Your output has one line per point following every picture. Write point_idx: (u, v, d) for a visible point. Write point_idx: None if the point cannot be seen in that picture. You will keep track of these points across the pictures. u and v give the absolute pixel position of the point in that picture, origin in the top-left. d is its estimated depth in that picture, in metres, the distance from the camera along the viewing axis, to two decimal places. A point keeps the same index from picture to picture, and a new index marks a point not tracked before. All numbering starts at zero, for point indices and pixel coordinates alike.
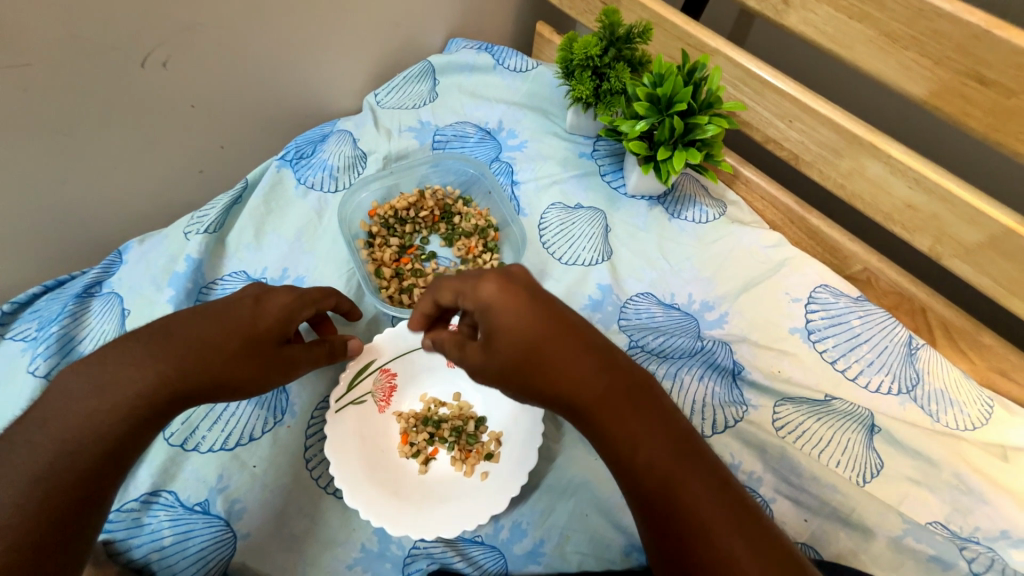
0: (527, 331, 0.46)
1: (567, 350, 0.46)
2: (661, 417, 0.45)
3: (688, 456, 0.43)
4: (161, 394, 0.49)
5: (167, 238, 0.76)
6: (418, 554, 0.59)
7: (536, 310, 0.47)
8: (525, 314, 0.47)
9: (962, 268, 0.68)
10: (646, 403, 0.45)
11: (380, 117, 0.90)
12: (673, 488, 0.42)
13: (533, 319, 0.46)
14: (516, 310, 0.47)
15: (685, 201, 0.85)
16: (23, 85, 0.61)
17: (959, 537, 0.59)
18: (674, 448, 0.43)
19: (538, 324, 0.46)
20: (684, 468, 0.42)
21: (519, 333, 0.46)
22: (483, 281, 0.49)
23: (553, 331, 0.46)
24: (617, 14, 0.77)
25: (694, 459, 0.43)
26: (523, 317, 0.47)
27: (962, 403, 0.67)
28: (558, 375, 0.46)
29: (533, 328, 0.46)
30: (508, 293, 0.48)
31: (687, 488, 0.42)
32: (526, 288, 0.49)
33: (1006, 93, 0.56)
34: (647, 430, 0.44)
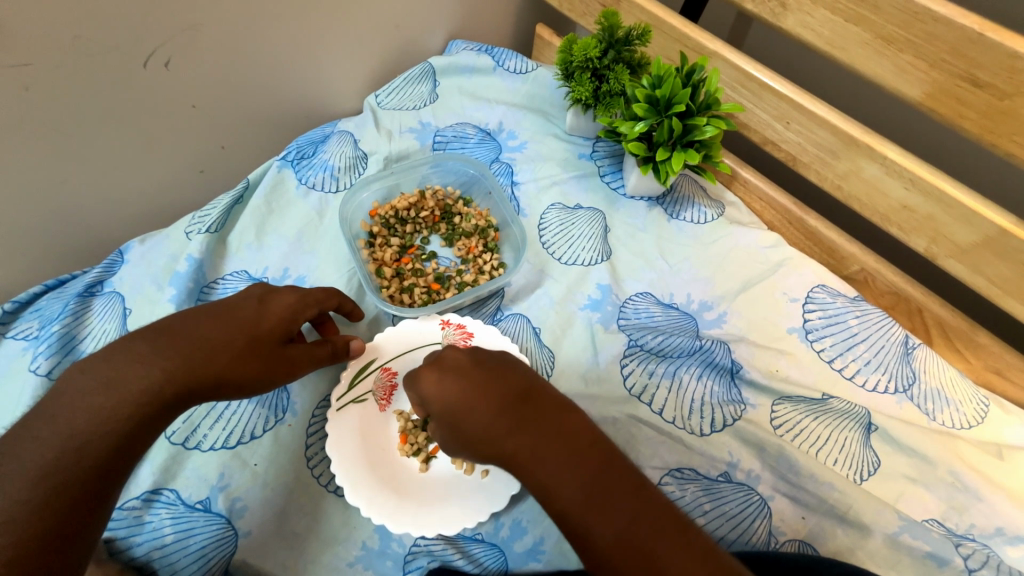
0: (455, 409, 0.53)
1: (487, 416, 0.51)
2: (579, 460, 0.46)
3: (605, 496, 0.44)
4: (167, 391, 0.50)
5: (169, 238, 0.77)
6: (419, 552, 0.59)
7: (459, 387, 0.54)
8: (451, 393, 0.53)
9: (957, 268, 0.69)
10: (565, 448, 0.47)
11: (381, 118, 0.91)
12: (592, 530, 0.43)
13: (458, 397, 0.53)
14: (441, 388, 0.54)
15: (683, 201, 0.85)
16: (25, 84, 0.61)
17: (955, 534, 0.59)
18: (587, 489, 0.45)
19: (461, 400, 0.53)
20: (597, 510, 0.44)
21: (450, 412, 0.53)
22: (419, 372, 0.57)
23: (476, 403, 0.52)
24: (617, 16, 0.78)
25: (609, 496, 0.44)
26: (450, 399, 0.53)
27: (958, 402, 0.68)
28: (486, 442, 0.50)
29: (457, 407, 0.53)
30: (434, 376, 0.55)
31: (602, 529, 0.43)
32: (454, 367, 0.56)
33: (999, 95, 0.57)
34: (562, 474, 0.46)
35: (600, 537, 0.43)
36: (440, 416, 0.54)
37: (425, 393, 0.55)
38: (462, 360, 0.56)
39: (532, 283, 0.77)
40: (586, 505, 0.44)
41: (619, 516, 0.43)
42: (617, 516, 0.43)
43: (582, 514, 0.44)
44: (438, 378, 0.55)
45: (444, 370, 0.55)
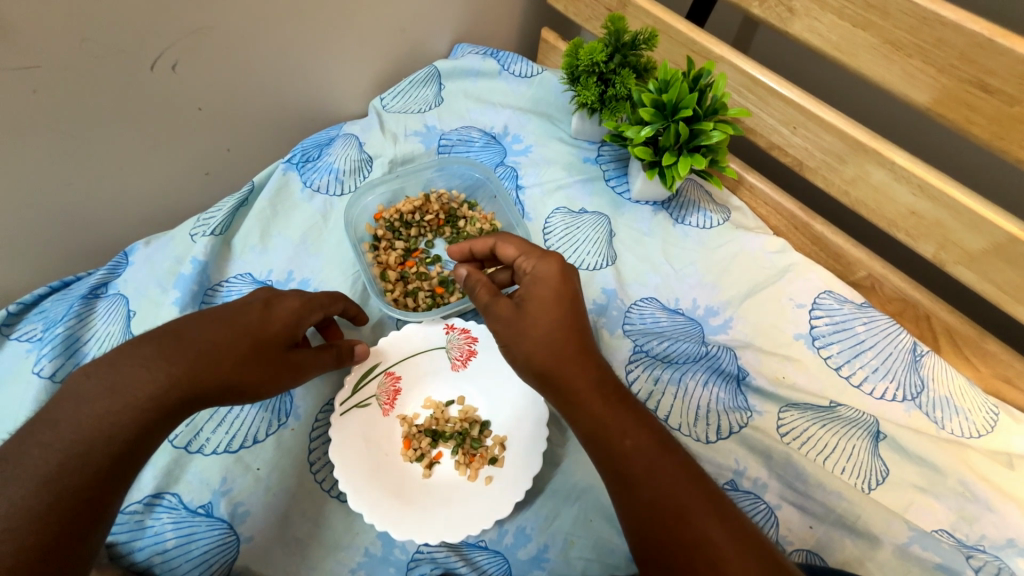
0: (560, 310, 0.54)
1: (584, 339, 0.54)
2: (644, 420, 0.51)
3: (668, 454, 0.49)
4: (173, 396, 0.50)
5: (173, 240, 0.77)
6: (422, 559, 0.59)
7: (573, 298, 0.55)
8: (563, 298, 0.54)
9: (966, 274, 0.68)
10: (628, 405, 0.51)
11: (386, 121, 0.90)
12: (653, 478, 0.47)
13: (566, 303, 0.54)
14: (562, 282, 0.55)
15: (689, 206, 0.85)
16: (33, 87, 0.61)
17: (964, 545, 0.59)
18: (656, 444, 0.49)
19: (567, 308, 0.54)
20: (662, 464, 0.48)
21: (554, 308, 0.54)
22: (544, 257, 0.57)
23: (576, 323, 0.54)
24: (623, 21, 0.78)
25: (674, 459, 0.49)
26: (558, 300, 0.54)
27: (967, 411, 0.67)
28: (569, 360, 0.52)
29: (563, 309, 0.54)
30: (563, 271, 0.56)
31: (665, 478, 0.47)
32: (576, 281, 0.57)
33: (1010, 102, 0.57)
34: (633, 427, 0.50)
35: (662, 486, 0.47)
36: (537, 303, 0.54)
37: (540, 277, 0.55)
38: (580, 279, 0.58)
39: None
40: (654, 458, 0.48)
41: (682, 472, 0.48)
42: (680, 473, 0.47)
43: (646, 465, 0.48)
44: (561, 276, 0.55)
45: (570, 276, 0.55)
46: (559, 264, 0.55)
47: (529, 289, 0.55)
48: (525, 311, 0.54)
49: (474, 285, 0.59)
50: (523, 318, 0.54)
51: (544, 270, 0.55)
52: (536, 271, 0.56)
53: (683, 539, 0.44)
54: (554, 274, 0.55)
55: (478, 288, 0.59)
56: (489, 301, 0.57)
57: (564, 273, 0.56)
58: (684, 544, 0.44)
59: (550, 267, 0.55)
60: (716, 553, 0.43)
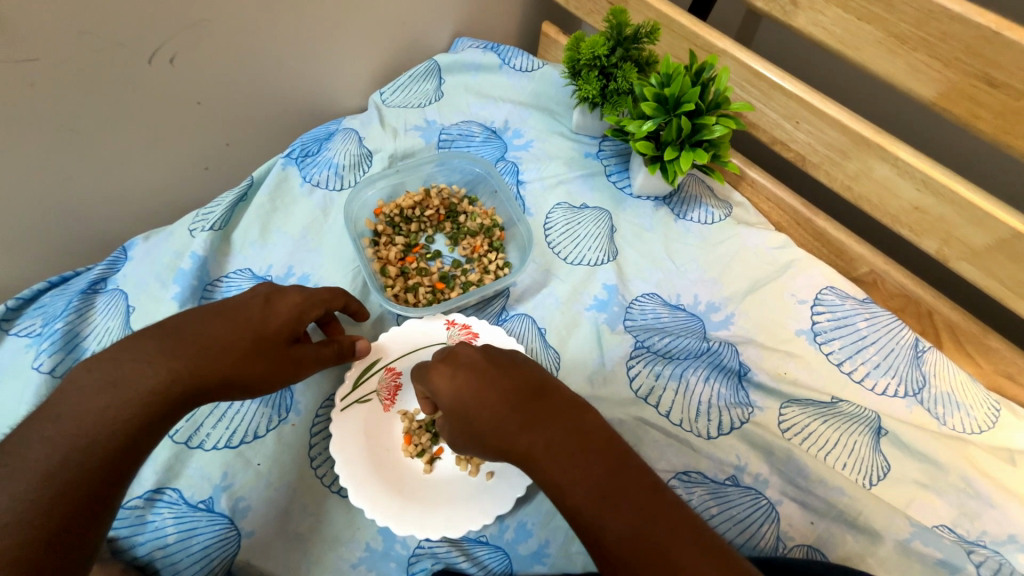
0: (477, 407, 0.51)
1: (513, 413, 0.49)
2: (591, 459, 0.46)
3: (616, 495, 0.43)
4: (174, 391, 0.49)
5: (173, 235, 0.76)
6: (423, 554, 0.59)
7: (482, 387, 0.51)
8: (471, 390, 0.52)
9: (969, 270, 0.68)
10: (578, 442, 0.47)
11: (386, 116, 0.90)
12: (602, 528, 0.43)
13: (474, 393, 0.51)
14: (452, 382, 0.53)
15: (690, 201, 0.84)
16: (30, 79, 0.61)
17: (966, 541, 0.59)
18: (602, 486, 0.44)
19: (480, 401, 0.51)
20: (618, 506, 0.43)
21: (472, 412, 0.51)
22: (434, 368, 0.55)
23: (497, 396, 0.50)
24: (625, 14, 0.77)
25: (621, 498, 0.43)
26: (465, 397, 0.51)
27: (968, 407, 0.67)
28: (505, 439, 0.49)
29: (480, 408, 0.51)
30: (446, 371, 0.54)
31: (614, 527, 0.42)
32: (477, 365, 0.54)
33: (1016, 95, 0.56)
34: (576, 473, 0.45)
35: (612, 536, 0.42)
36: (459, 415, 0.52)
37: (440, 389, 0.53)
38: (481, 358, 0.54)
39: (538, 283, 0.77)
40: (602, 505, 0.43)
41: (632, 515, 0.42)
42: (640, 513, 0.42)
43: (600, 512, 0.43)
44: (460, 378, 0.53)
45: (462, 368, 0.53)
46: (449, 371, 0.53)
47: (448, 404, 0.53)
48: (454, 428, 0.53)
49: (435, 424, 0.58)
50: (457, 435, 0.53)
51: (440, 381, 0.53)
52: (433, 385, 0.54)
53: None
54: (452, 375, 0.53)
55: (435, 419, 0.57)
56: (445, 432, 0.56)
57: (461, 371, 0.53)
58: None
59: (444, 375, 0.54)
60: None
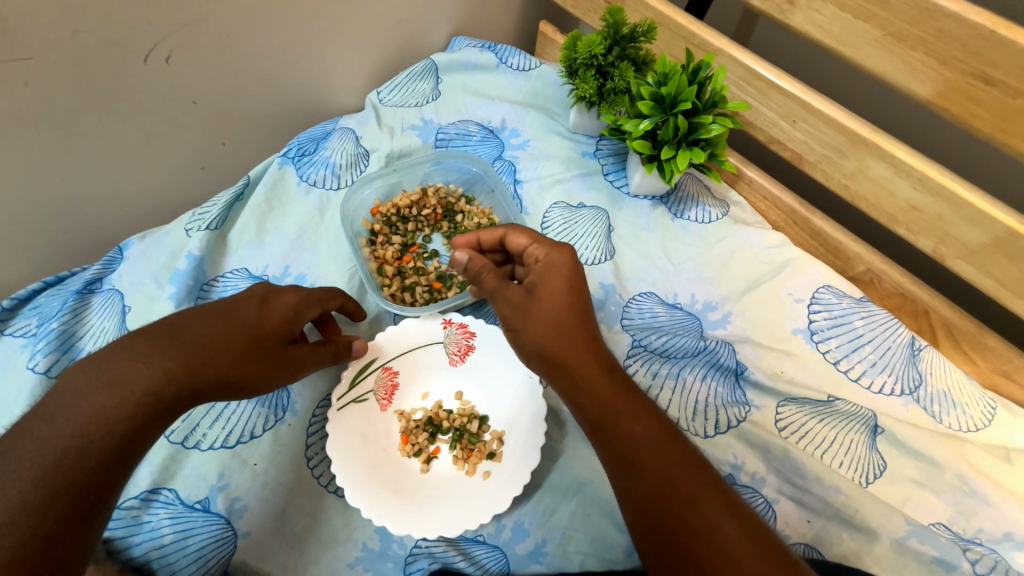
0: (571, 297, 0.54)
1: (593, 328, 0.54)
2: (647, 406, 0.51)
3: (673, 438, 0.49)
4: (170, 391, 0.49)
5: (169, 234, 0.76)
6: (420, 554, 0.59)
7: (582, 289, 0.56)
8: (577, 282, 0.56)
9: (965, 269, 0.68)
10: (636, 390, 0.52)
11: (383, 115, 0.90)
12: (661, 461, 0.47)
13: (577, 293, 0.55)
14: (571, 269, 0.56)
15: (688, 201, 0.84)
16: (24, 78, 0.60)
17: (961, 539, 0.59)
18: (662, 428, 0.49)
19: (576, 296, 0.55)
20: (670, 447, 0.48)
21: (564, 298, 0.54)
22: (556, 246, 0.58)
23: (582, 314, 0.54)
24: (622, 12, 0.77)
25: (676, 443, 0.49)
26: (569, 288, 0.55)
27: (965, 405, 0.67)
28: (580, 347, 0.52)
29: (572, 297, 0.54)
30: (574, 257, 0.57)
31: (671, 463, 0.47)
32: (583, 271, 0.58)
33: (1011, 93, 0.56)
34: (640, 410, 0.50)
35: (669, 468, 0.47)
36: (548, 290, 0.55)
37: (550, 267, 0.56)
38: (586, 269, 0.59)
39: None
40: (661, 440, 0.48)
41: (687, 458, 0.48)
42: (687, 458, 0.48)
43: (661, 447, 0.48)
44: (571, 263, 0.56)
45: (578, 269, 0.56)
46: (573, 257, 0.57)
47: (539, 278, 0.56)
48: (540, 292, 0.55)
49: (480, 272, 0.57)
50: (531, 303, 0.54)
51: (553, 256, 0.57)
52: (548, 259, 0.57)
53: (688, 521, 0.44)
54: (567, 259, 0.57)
55: (484, 274, 0.57)
56: (495, 286, 0.56)
57: (573, 261, 0.57)
58: (689, 527, 0.44)
59: (564, 255, 0.57)
60: (725, 539, 0.43)
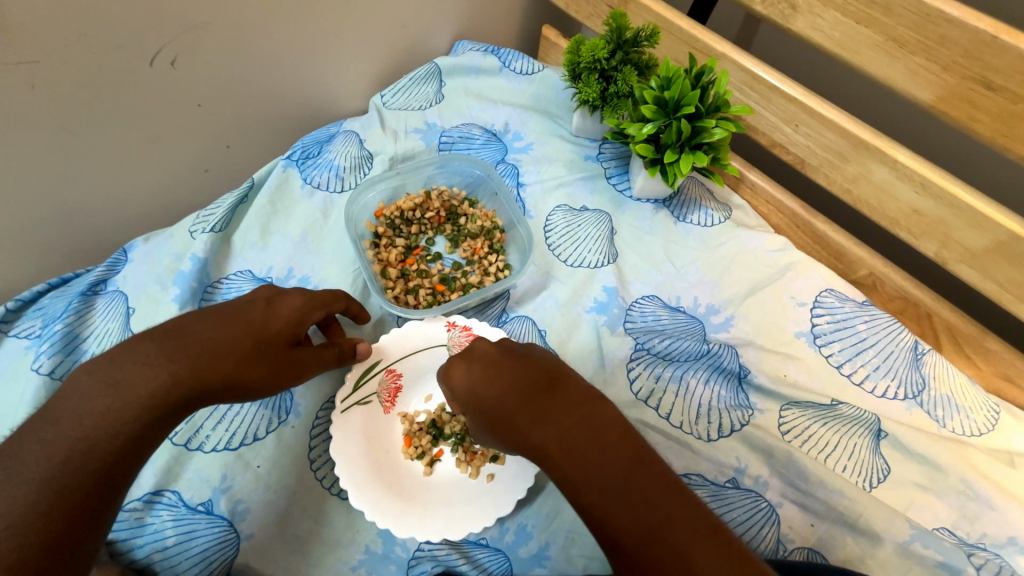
0: (488, 409, 0.51)
1: (530, 411, 0.49)
2: (606, 459, 0.46)
3: (635, 497, 0.44)
4: (175, 393, 0.49)
5: (173, 237, 0.76)
6: (423, 557, 0.59)
7: (497, 391, 0.51)
8: (487, 380, 0.52)
9: (967, 272, 0.68)
10: (607, 453, 0.46)
11: (386, 118, 0.90)
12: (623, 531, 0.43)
13: (492, 396, 0.51)
14: (469, 383, 0.52)
15: (690, 204, 0.84)
16: (32, 81, 0.61)
17: (966, 543, 0.59)
18: (620, 485, 0.45)
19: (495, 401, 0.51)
20: (629, 508, 0.44)
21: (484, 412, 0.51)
22: (451, 366, 0.55)
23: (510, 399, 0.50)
24: (624, 17, 0.77)
25: (639, 498, 0.44)
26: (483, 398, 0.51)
27: (968, 409, 0.67)
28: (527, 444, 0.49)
29: (491, 409, 0.51)
30: (461, 366, 0.53)
31: (633, 528, 0.43)
32: (489, 360, 0.53)
33: (1013, 99, 0.56)
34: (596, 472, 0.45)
35: (632, 537, 0.43)
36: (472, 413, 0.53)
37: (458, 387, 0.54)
38: (489, 352, 0.54)
39: (538, 285, 0.77)
40: (619, 505, 0.44)
41: (653, 516, 0.43)
42: (650, 517, 0.43)
43: (619, 512, 0.44)
44: (467, 370, 0.53)
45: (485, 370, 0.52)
46: (464, 365, 0.53)
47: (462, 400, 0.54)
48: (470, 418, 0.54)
49: None
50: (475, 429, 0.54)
51: (453, 368, 0.54)
52: (451, 380, 0.54)
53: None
54: (463, 367, 0.53)
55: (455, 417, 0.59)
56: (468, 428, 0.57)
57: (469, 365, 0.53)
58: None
59: (460, 370, 0.53)
60: None
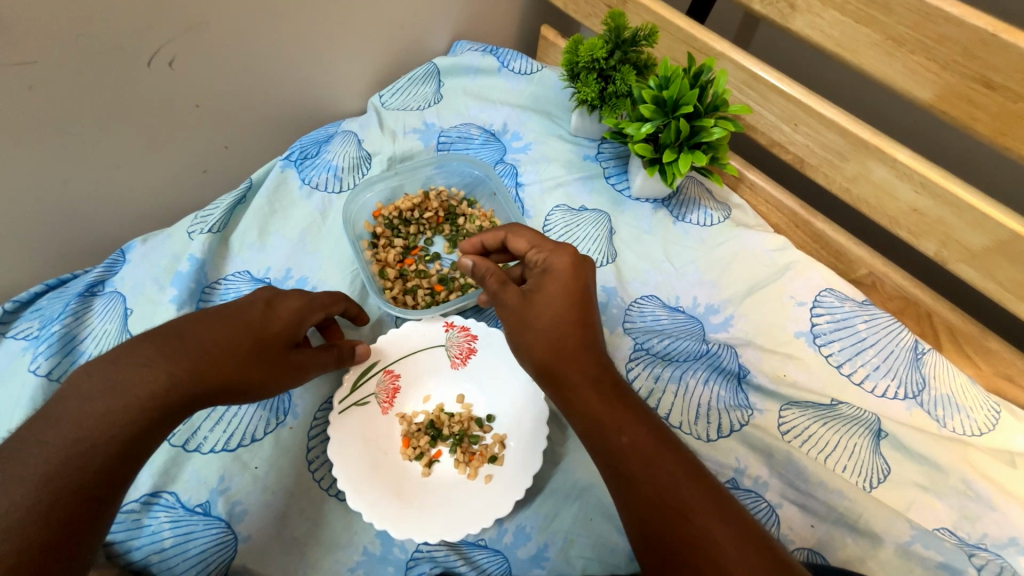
0: (567, 307, 0.53)
1: (589, 341, 0.53)
2: (641, 414, 0.51)
3: (665, 448, 0.48)
4: (174, 395, 0.49)
5: (171, 237, 0.76)
6: (421, 558, 0.58)
7: (581, 295, 0.54)
8: (575, 290, 0.54)
9: (968, 272, 0.68)
10: (637, 407, 0.51)
11: (384, 118, 0.90)
12: (653, 473, 0.47)
13: (575, 299, 0.54)
14: (566, 280, 0.54)
15: (689, 204, 0.84)
16: (30, 83, 0.61)
17: (966, 544, 0.59)
18: (654, 437, 0.49)
19: (573, 308, 0.54)
20: (660, 456, 0.48)
21: (559, 303, 0.53)
22: (559, 252, 0.56)
23: (580, 323, 0.53)
24: (623, 17, 0.77)
25: (670, 451, 0.48)
26: (567, 296, 0.54)
27: (968, 409, 0.67)
28: (571, 358, 0.52)
29: (568, 309, 0.53)
30: (570, 257, 0.56)
31: (662, 470, 0.47)
32: (588, 274, 0.57)
33: (1012, 98, 0.56)
34: (631, 419, 0.50)
35: (660, 479, 0.46)
36: (543, 298, 0.54)
37: (550, 271, 0.55)
38: (593, 270, 0.57)
39: None
40: (653, 448, 0.48)
41: (681, 467, 0.47)
42: (679, 467, 0.47)
43: (652, 455, 0.48)
44: (573, 267, 0.55)
45: (582, 272, 0.55)
46: (572, 259, 0.56)
47: (538, 280, 0.55)
48: (531, 303, 0.54)
49: (483, 273, 0.57)
50: (526, 311, 0.54)
51: (556, 261, 0.55)
52: (550, 263, 0.56)
53: (679, 534, 0.44)
54: (566, 260, 0.56)
55: (489, 274, 0.57)
56: (495, 289, 0.56)
57: (576, 266, 0.55)
58: (683, 540, 0.43)
59: (562, 261, 0.56)
60: (716, 549, 0.43)
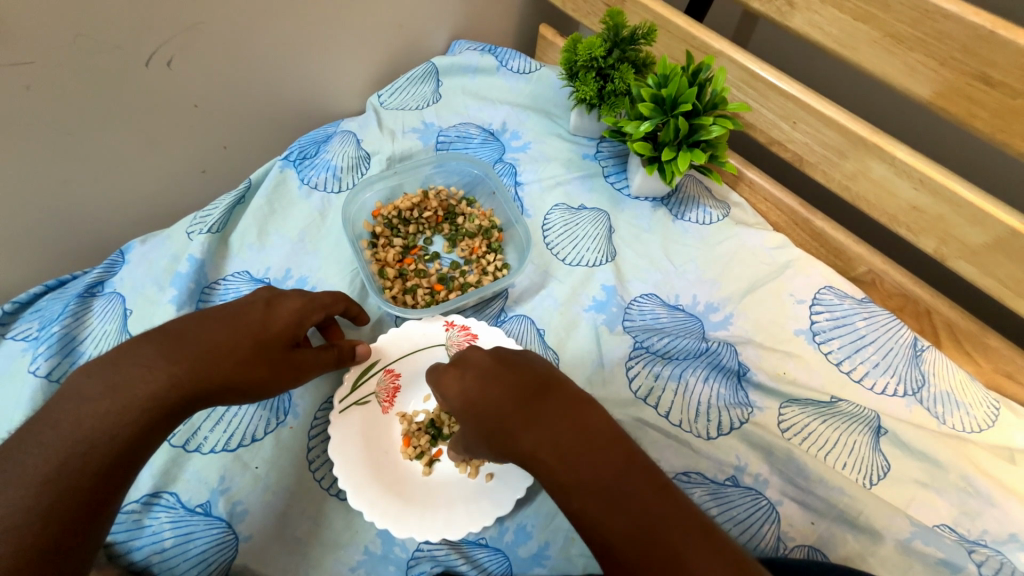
0: (485, 432, 0.51)
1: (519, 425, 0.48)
2: (596, 462, 0.44)
3: (619, 503, 0.42)
4: (173, 396, 0.49)
5: (169, 238, 0.76)
6: (422, 557, 0.58)
7: (483, 412, 0.51)
8: (478, 406, 0.51)
9: (966, 268, 0.68)
10: (592, 452, 0.45)
11: (383, 118, 0.90)
12: (609, 537, 0.42)
13: (483, 417, 0.50)
14: (466, 404, 0.52)
15: (688, 202, 0.84)
16: (26, 83, 0.60)
17: (966, 540, 0.58)
18: (608, 491, 0.43)
19: (489, 423, 0.50)
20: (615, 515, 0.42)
21: (478, 432, 0.52)
22: (445, 377, 0.55)
23: (502, 422, 0.49)
24: (622, 15, 0.77)
25: (627, 503, 0.42)
26: (477, 419, 0.51)
27: (968, 405, 0.67)
28: (512, 447, 0.48)
29: (485, 430, 0.51)
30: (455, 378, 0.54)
31: (618, 532, 0.41)
32: (488, 377, 0.52)
33: (1011, 94, 0.56)
34: (582, 475, 0.44)
35: (617, 543, 0.41)
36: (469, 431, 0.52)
37: (452, 399, 0.53)
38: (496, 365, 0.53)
39: (536, 284, 0.77)
40: (605, 507, 0.42)
41: (638, 523, 0.41)
42: (636, 524, 0.41)
43: (606, 514, 0.42)
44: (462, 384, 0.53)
45: (478, 384, 0.52)
46: (458, 375, 0.54)
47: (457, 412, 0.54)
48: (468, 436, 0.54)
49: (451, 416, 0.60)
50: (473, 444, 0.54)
51: (450, 390, 0.54)
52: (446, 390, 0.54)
53: None
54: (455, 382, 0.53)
55: None
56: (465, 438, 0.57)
57: (470, 382, 0.52)
58: None
59: (453, 382, 0.54)
60: None
